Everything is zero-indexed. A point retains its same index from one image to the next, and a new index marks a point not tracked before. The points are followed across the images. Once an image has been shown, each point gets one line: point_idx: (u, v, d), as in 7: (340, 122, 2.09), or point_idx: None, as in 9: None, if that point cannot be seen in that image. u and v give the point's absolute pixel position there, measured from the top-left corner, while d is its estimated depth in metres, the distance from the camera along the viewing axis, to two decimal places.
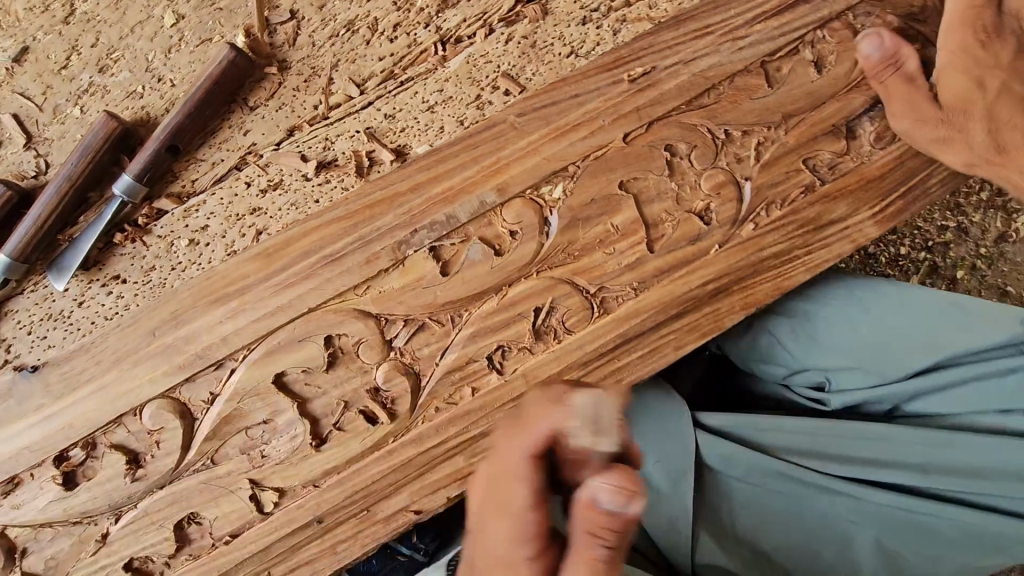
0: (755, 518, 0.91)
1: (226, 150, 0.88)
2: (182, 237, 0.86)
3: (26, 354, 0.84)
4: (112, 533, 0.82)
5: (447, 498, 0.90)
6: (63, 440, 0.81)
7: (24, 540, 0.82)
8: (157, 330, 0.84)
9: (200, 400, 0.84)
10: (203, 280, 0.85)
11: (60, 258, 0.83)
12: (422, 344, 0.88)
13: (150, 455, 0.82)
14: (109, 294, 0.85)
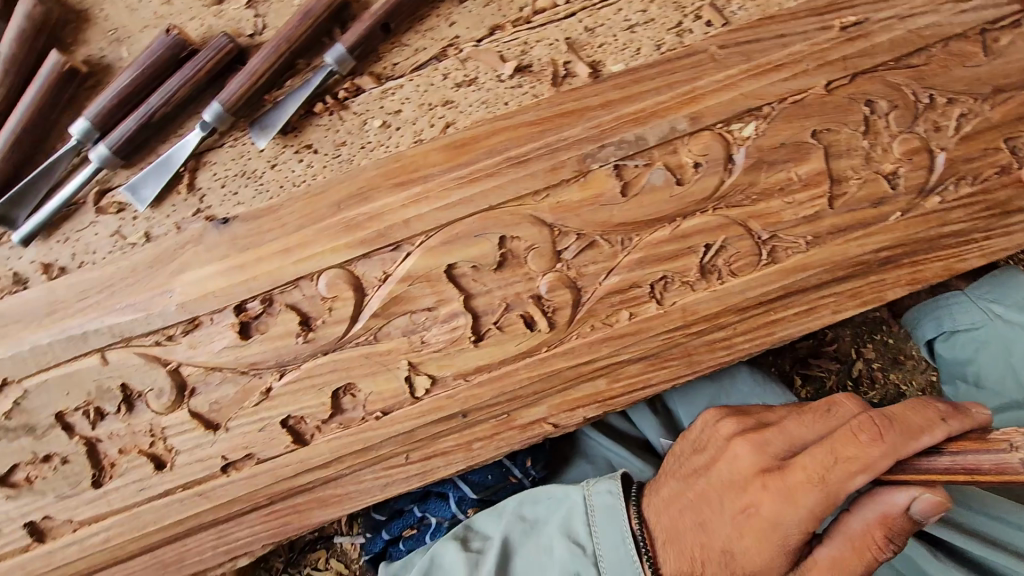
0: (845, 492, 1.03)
1: (430, 39, 0.89)
2: (376, 117, 0.88)
3: (216, 206, 0.87)
4: (275, 388, 0.86)
5: (585, 417, 0.91)
6: (244, 292, 0.85)
7: (193, 380, 0.85)
8: (343, 204, 0.87)
9: (373, 277, 0.86)
10: (392, 161, 0.87)
11: (264, 117, 0.86)
12: (589, 261, 0.88)
13: (320, 320, 0.86)
14: (300, 162, 0.88)
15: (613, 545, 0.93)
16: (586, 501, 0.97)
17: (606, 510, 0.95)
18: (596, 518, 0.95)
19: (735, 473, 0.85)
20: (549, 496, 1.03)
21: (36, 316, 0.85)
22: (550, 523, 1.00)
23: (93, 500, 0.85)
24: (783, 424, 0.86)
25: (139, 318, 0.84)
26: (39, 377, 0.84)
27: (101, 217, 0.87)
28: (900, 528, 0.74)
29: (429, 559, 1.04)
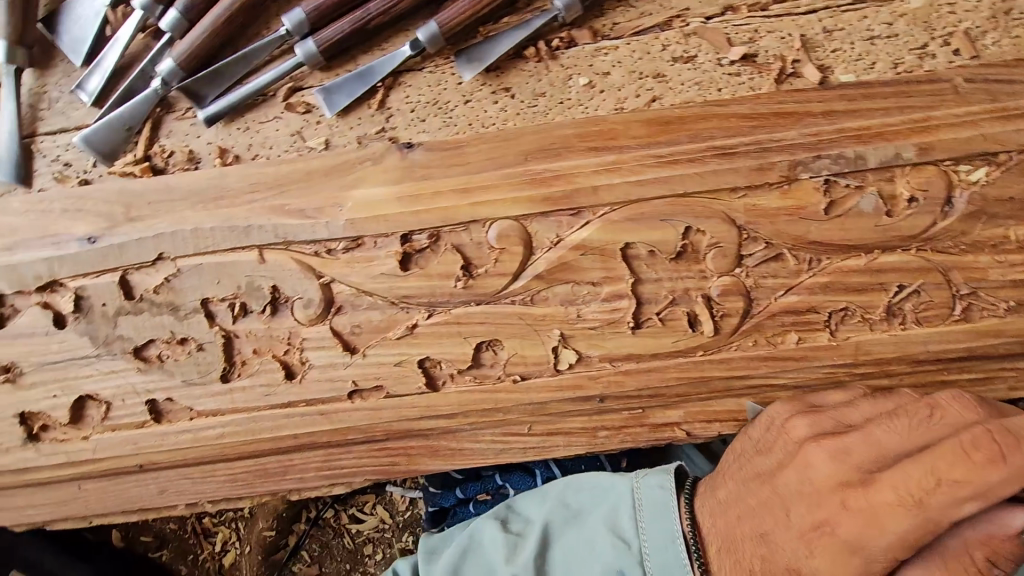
0: None
1: (659, 6, 0.83)
2: (583, 75, 0.84)
3: (401, 129, 0.84)
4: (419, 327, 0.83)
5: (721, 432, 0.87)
6: (413, 222, 0.82)
7: (342, 300, 0.83)
8: (530, 155, 0.83)
9: (546, 238, 0.82)
10: (590, 124, 0.83)
11: (473, 49, 0.82)
12: (770, 273, 0.82)
13: (482, 268, 0.82)
14: (495, 104, 0.84)
15: (662, 545, 0.85)
16: (635, 496, 0.90)
17: (656, 507, 0.88)
18: (644, 513, 0.88)
19: (810, 484, 0.74)
20: (595, 486, 0.96)
21: (205, 198, 0.84)
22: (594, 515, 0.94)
23: (217, 394, 0.84)
24: (869, 428, 0.74)
25: (304, 225, 0.82)
26: (195, 261, 0.83)
27: (285, 113, 0.84)
28: (1008, 554, 0.67)
29: (466, 536, 1.00)
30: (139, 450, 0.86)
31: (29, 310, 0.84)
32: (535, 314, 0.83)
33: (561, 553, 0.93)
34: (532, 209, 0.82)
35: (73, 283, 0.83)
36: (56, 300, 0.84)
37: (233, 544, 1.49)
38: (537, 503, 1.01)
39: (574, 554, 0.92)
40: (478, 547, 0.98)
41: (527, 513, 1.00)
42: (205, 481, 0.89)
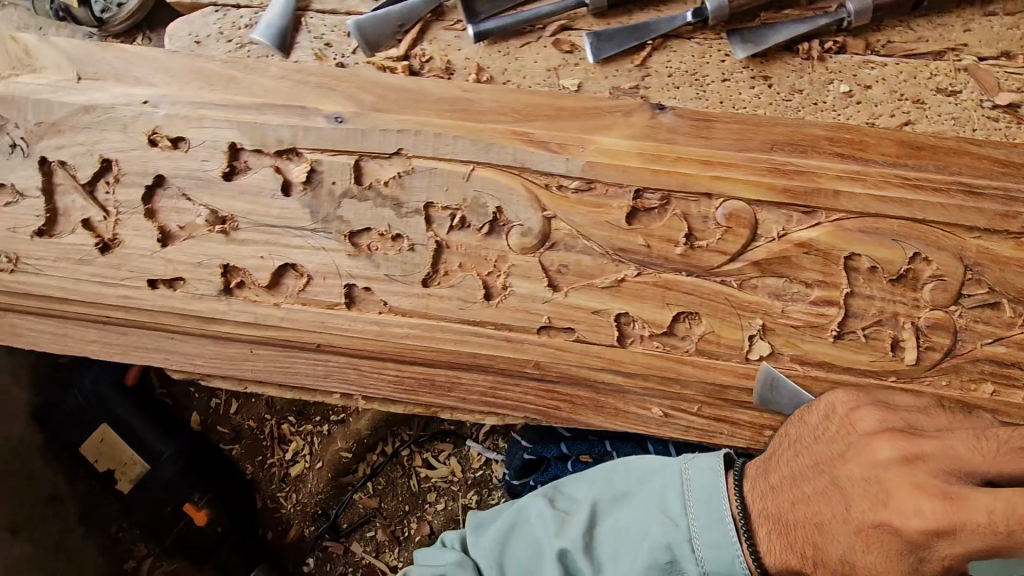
0: None
1: (936, 37, 0.85)
2: (845, 83, 0.85)
3: (654, 91, 0.86)
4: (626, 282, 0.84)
5: None
6: (649, 180, 0.83)
7: (559, 237, 0.85)
8: (776, 145, 0.84)
9: (772, 229, 0.83)
10: (843, 130, 0.83)
11: (750, 32, 0.84)
12: (982, 319, 0.83)
13: (702, 241, 0.83)
14: (751, 90, 0.85)
15: (709, 525, 0.82)
16: (683, 482, 0.86)
17: (707, 489, 0.84)
18: (693, 496, 0.84)
19: (868, 479, 0.72)
20: (638, 470, 0.93)
21: (452, 107, 0.85)
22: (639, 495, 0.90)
23: (414, 295, 0.86)
24: (948, 436, 0.69)
25: (544, 155, 0.84)
26: (430, 164, 0.85)
27: (549, 48, 0.86)
28: None
29: (515, 512, 0.97)
30: (323, 329, 0.88)
31: (260, 170, 0.86)
32: (741, 298, 0.84)
33: (608, 535, 0.90)
34: (767, 196, 0.82)
35: (308, 155, 0.85)
36: (287, 168, 0.86)
37: (305, 456, 1.50)
38: (580, 486, 0.97)
39: (620, 534, 0.89)
40: (523, 525, 0.96)
41: (571, 494, 0.97)
42: (371, 376, 0.90)
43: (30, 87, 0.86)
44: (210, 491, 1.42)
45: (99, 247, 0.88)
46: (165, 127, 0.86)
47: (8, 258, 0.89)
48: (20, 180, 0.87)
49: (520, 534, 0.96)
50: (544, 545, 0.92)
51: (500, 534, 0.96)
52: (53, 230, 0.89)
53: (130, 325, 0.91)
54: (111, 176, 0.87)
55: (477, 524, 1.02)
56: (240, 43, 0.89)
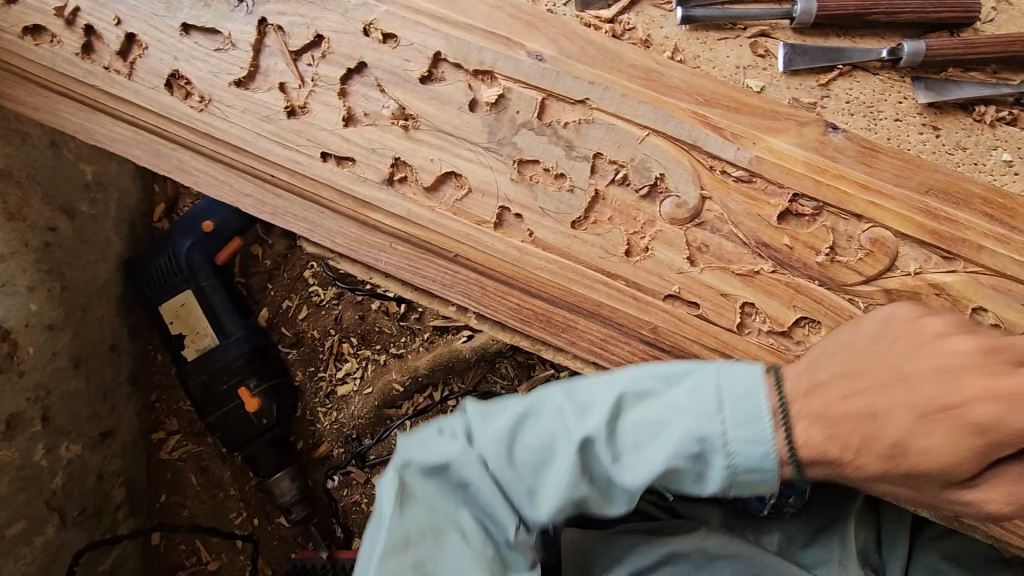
0: None
1: None
2: (1009, 152, 0.90)
3: (830, 111, 0.91)
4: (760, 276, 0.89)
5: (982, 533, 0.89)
6: (807, 187, 0.88)
7: (710, 217, 0.89)
8: (931, 191, 0.88)
9: (908, 263, 0.87)
10: (998, 193, 0.88)
11: (936, 81, 0.89)
12: None
13: (842, 257, 0.87)
14: (919, 135, 0.91)
15: (744, 421, 0.74)
16: (718, 381, 0.76)
17: (746, 398, 0.75)
18: (732, 392, 0.75)
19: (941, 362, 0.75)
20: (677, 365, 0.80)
21: (643, 75, 0.91)
22: (659, 398, 0.79)
23: (560, 233, 0.91)
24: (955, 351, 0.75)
25: (717, 140, 0.89)
26: (609, 119, 0.91)
27: (743, 48, 0.92)
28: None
29: (532, 401, 0.83)
30: (465, 241, 0.92)
31: (454, 82, 0.92)
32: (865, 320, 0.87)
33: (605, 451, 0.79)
34: (915, 233, 0.87)
35: (503, 82, 0.91)
36: (479, 88, 0.92)
37: (354, 380, 1.53)
38: (601, 379, 0.83)
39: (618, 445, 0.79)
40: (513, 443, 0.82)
41: (584, 387, 0.83)
42: (495, 298, 0.93)
43: None
44: (267, 380, 1.44)
45: (286, 110, 0.94)
46: (382, 22, 0.92)
47: (200, 98, 0.95)
48: (237, 33, 0.94)
49: (498, 410, 0.85)
50: (557, 438, 0.80)
51: (511, 423, 0.82)
52: (249, 84, 0.95)
53: (287, 190, 0.95)
54: (318, 51, 0.93)
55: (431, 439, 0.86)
56: None
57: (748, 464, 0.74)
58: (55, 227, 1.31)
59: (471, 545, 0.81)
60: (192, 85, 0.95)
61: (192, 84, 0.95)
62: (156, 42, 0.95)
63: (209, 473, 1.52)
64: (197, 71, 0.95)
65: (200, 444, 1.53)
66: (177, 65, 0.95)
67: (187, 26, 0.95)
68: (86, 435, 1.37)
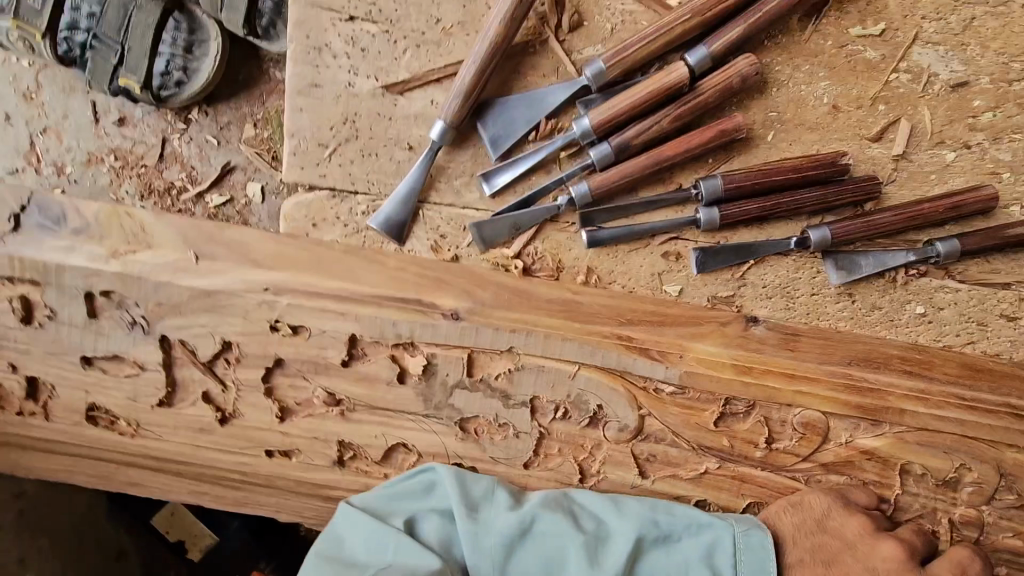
0: None
1: (1013, 268, 0.91)
2: (921, 304, 0.92)
3: (748, 301, 0.92)
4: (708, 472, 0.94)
5: None
6: (737, 389, 0.91)
7: (653, 432, 0.93)
8: (854, 360, 0.92)
9: (839, 435, 0.93)
10: (914, 349, 0.92)
11: (844, 257, 0.90)
12: (1010, 517, 0.95)
13: (779, 443, 0.93)
14: (836, 304, 0.93)
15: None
16: (735, 547, 0.88)
17: (754, 552, 0.88)
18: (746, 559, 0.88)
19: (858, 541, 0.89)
20: (699, 517, 0.89)
21: (562, 308, 0.90)
22: (679, 544, 0.89)
23: (515, 474, 0.94)
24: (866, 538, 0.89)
25: (646, 362, 0.90)
26: (539, 362, 0.91)
27: (655, 255, 0.91)
28: None
29: (530, 518, 0.87)
30: None
31: (377, 359, 0.90)
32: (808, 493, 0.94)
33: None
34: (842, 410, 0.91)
35: (425, 348, 0.90)
36: (403, 358, 0.90)
37: None
38: (612, 512, 0.89)
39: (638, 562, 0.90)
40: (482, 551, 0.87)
41: (584, 510, 0.90)
42: None
43: (151, 266, 0.88)
44: (274, 558, 1.45)
45: (219, 420, 0.92)
46: (286, 316, 0.88)
47: (127, 422, 0.92)
48: (140, 355, 0.90)
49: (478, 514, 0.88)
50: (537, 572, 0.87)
51: (507, 541, 0.86)
52: (172, 400, 0.92)
53: (244, 484, 0.96)
54: (231, 356, 0.90)
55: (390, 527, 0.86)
56: (354, 227, 0.91)
57: None
58: (22, 490, 1.30)
59: None
60: (113, 413, 0.92)
61: (112, 412, 0.92)
62: (60, 380, 0.91)
63: None
64: (113, 398, 0.91)
65: None
66: (91, 398, 0.91)
67: (86, 357, 0.90)
68: None
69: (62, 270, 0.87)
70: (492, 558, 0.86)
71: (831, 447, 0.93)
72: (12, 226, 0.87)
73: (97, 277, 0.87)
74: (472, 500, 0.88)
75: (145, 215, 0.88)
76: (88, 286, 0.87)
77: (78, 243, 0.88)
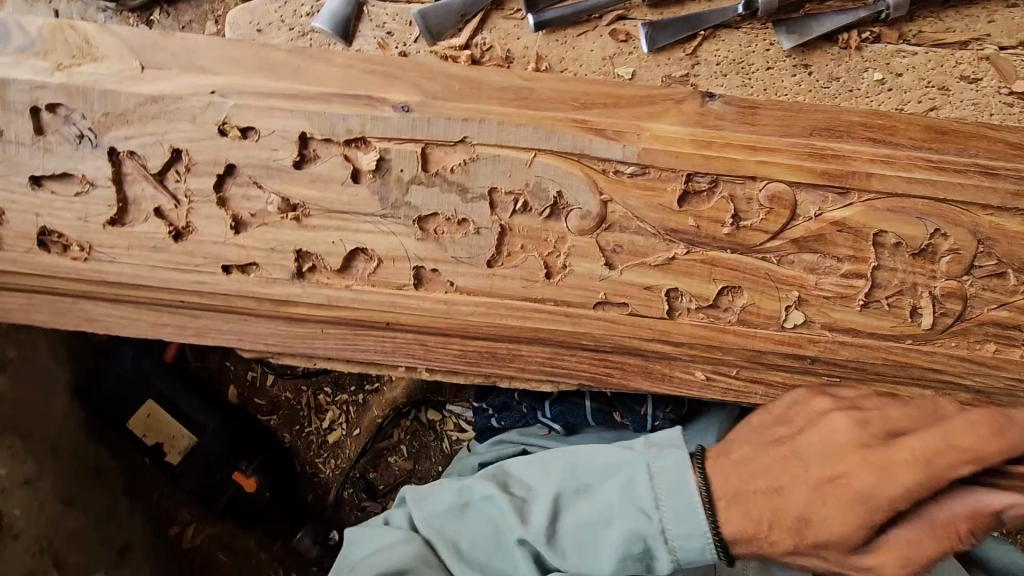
0: None
1: (965, 26, 0.91)
2: (879, 71, 0.91)
3: (703, 79, 0.91)
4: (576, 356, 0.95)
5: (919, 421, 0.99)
6: (698, 164, 0.89)
7: (616, 220, 0.91)
8: (815, 131, 0.90)
9: (807, 209, 0.90)
10: (876, 115, 0.90)
11: (795, 22, 0.89)
12: (989, 286, 0.93)
13: (747, 221, 0.91)
14: (792, 78, 0.91)
15: (676, 497, 0.82)
16: (646, 477, 0.83)
17: (671, 473, 0.83)
18: (664, 486, 0.82)
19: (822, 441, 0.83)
20: (612, 457, 0.88)
21: (513, 95, 0.89)
22: (597, 491, 0.87)
23: (480, 276, 0.92)
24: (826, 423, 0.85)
25: (603, 142, 0.88)
26: (493, 152, 0.89)
27: (605, 38, 0.91)
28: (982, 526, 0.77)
29: (466, 491, 0.93)
30: (393, 308, 0.93)
31: (329, 159, 0.89)
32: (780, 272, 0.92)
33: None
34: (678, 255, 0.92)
35: (377, 144, 0.89)
36: (356, 157, 0.89)
37: (341, 425, 1.57)
38: (543, 471, 0.92)
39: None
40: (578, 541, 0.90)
41: (518, 479, 0.94)
42: (437, 350, 0.96)
43: (95, 76, 0.87)
44: (257, 459, 1.49)
45: (171, 235, 0.91)
46: (234, 118, 0.88)
47: (80, 246, 0.92)
48: (90, 170, 0.89)
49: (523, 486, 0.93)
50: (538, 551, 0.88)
51: (456, 518, 0.94)
52: (124, 219, 0.91)
53: (204, 309, 0.95)
54: (182, 166, 0.89)
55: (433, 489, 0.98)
56: (301, 32, 0.91)
57: (690, 556, 0.82)
58: None
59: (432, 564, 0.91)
60: (66, 237, 0.91)
61: (65, 235, 0.91)
62: (10, 205, 0.90)
63: (235, 547, 1.61)
64: (66, 221, 0.90)
65: (216, 525, 1.60)
66: (43, 221, 0.90)
67: (36, 178, 0.89)
68: (103, 560, 1.41)
69: (6, 85, 0.86)
70: (461, 554, 0.92)
71: (800, 221, 0.91)
72: None
73: (42, 90, 0.86)
74: (449, 509, 0.94)
75: (87, 27, 0.88)
76: (34, 100, 0.87)
77: (22, 59, 0.87)
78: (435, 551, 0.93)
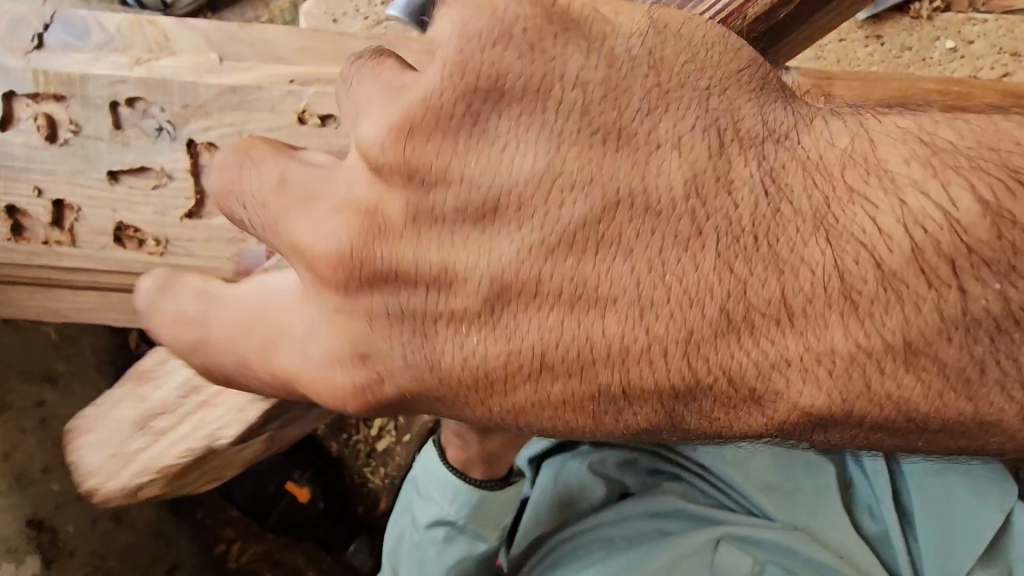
0: (948, 555, 1.05)
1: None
2: (950, 40, 0.95)
3: None
4: (449, 57, 0.55)
5: None
6: None
7: None
8: (890, 100, 0.90)
9: None
10: (954, 79, 0.91)
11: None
12: None
13: None
14: (865, 48, 0.95)
15: (440, 483, 0.97)
16: (429, 463, 0.99)
17: (430, 466, 0.98)
18: (432, 463, 0.99)
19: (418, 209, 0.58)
20: (427, 515, 1.00)
21: None
22: (433, 507, 0.99)
23: None
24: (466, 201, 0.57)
25: None
26: None
27: None
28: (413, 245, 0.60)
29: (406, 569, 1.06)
30: None
31: None
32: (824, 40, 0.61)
33: (706, 456, 1.15)
34: (559, 95, 0.56)
35: None
36: None
37: (390, 431, 1.52)
38: (422, 538, 1.01)
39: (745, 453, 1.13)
40: (594, 566, 1.06)
41: (422, 546, 1.02)
42: None
43: (173, 70, 0.86)
44: (310, 467, 1.50)
45: None
46: (315, 106, 0.87)
47: (156, 242, 0.91)
48: (168, 163, 0.88)
49: (492, 526, 1.01)
50: (443, 534, 1.00)
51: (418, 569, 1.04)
52: (201, 212, 0.90)
53: None
54: None
55: (413, 507, 1.03)
56: (378, 20, 0.94)
57: (458, 494, 0.96)
58: (44, 400, 1.24)
59: (465, 561, 1.02)
60: (142, 232, 0.91)
61: (142, 231, 0.90)
62: (88, 201, 0.89)
63: (282, 564, 1.56)
64: (144, 216, 0.90)
65: (263, 541, 1.57)
66: (120, 216, 0.90)
67: (113, 173, 0.89)
68: None
69: (87, 80, 0.86)
70: None
71: None
72: (36, 45, 0.87)
73: (122, 85, 0.86)
74: (421, 557, 1.02)
75: (167, 24, 0.89)
76: (114, 95, 0.86)
77: (102, 56, 0.87)
78: (432, 557, 1.02)
